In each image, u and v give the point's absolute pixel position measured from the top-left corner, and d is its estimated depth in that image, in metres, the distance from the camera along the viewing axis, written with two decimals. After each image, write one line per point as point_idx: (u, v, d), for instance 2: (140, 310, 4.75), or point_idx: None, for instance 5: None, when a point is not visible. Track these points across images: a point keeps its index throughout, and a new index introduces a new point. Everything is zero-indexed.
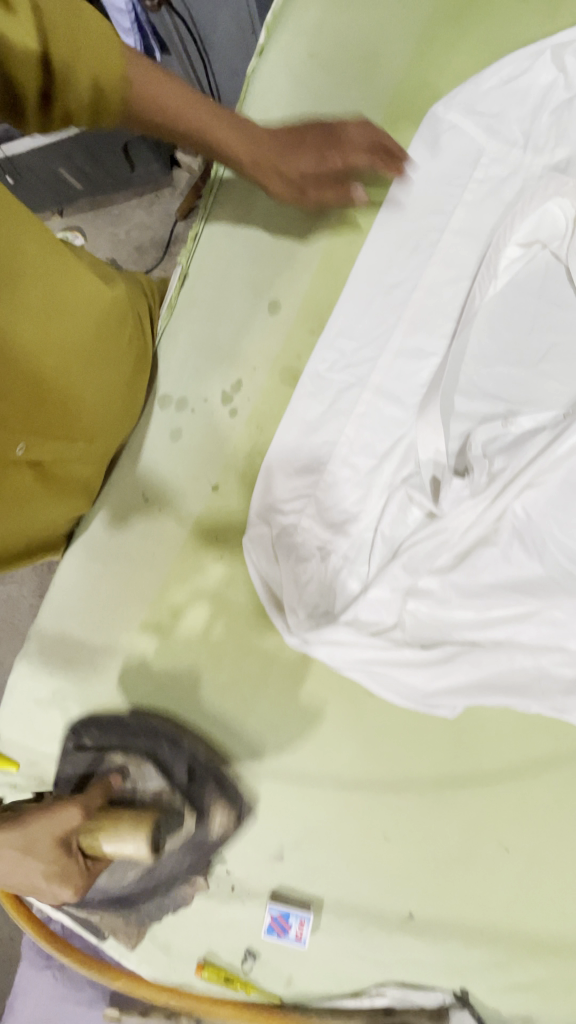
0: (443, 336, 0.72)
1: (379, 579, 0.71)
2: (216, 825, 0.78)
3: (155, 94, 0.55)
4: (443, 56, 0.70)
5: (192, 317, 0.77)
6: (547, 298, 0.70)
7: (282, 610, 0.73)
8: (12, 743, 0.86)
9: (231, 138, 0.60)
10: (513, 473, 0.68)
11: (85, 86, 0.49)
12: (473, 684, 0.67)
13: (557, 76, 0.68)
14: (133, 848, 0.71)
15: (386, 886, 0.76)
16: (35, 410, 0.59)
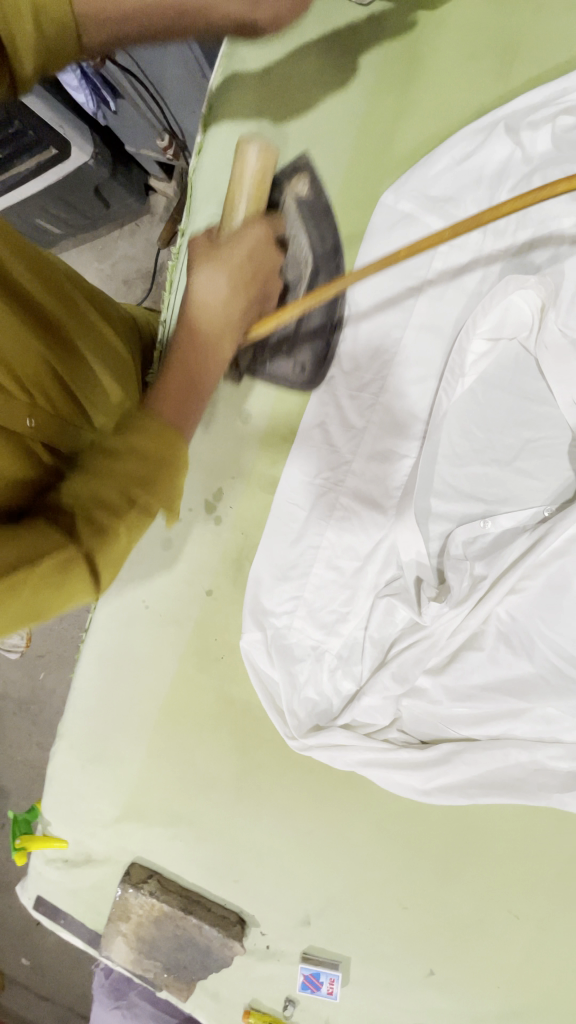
0: (414, 437, 0.71)
1: (370, 687, 0.73)
2: (301, 191, 0.66)
3: None
4: (388, 140, 0.67)
5: None
6: (520, 393, 0.69)
7: (285, 716, 0.77)
8: (61, 823, 0.95)
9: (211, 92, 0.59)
10: (495, 578, 0.69)
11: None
12: (470, 784, 0.70)
13: (513, 151, 0.64)
14: (256, 155, 0.59)
15: (407, 947, 0.81)
16: (30, 369, 0.49)
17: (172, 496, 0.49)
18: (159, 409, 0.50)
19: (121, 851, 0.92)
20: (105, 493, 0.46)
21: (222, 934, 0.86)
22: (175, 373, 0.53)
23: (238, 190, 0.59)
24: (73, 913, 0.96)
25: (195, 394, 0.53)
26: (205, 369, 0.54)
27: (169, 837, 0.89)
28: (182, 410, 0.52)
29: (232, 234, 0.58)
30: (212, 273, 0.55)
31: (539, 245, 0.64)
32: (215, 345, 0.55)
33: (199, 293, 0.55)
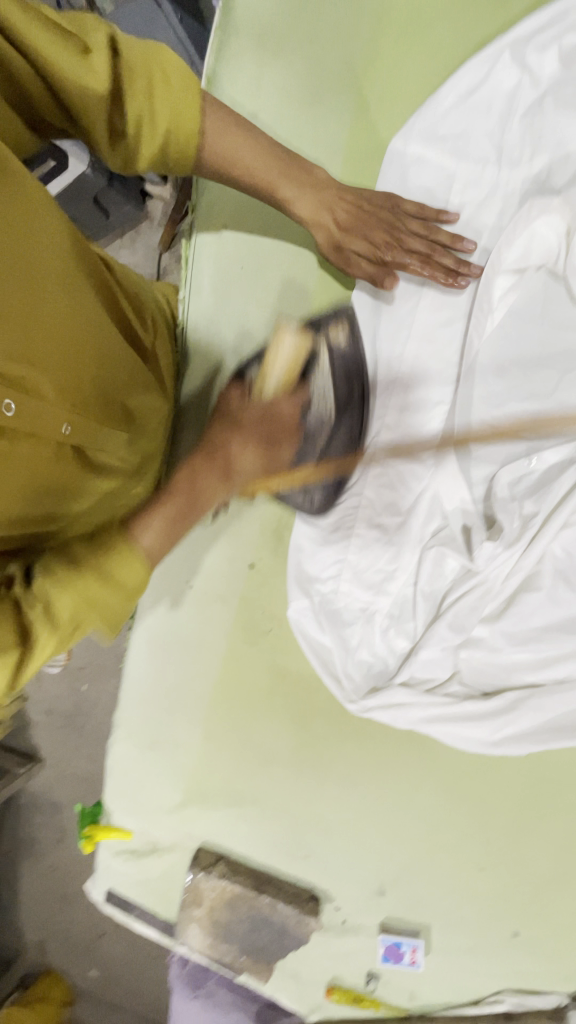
0: (447, 383, 0.70)
1: (427, 640, 0.71)
2: (338, 336, 0.65)
3: (230, 151, 0.56)
4: (390, 90, 0.68)
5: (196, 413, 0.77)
6: (551, 323, 0.67)
7: (341, 678, 0.76)
8: (125, 814, 0.95)
9: (294, 196, 0.60)
10: (546, 515, 0.66)
11: (155, 136, 0.53)
12: (539, 729, 0.69)
13: (522, 75, 0.62)
14: (292, 345, 0.56)
15: (488, 908, 0.79)
16: (71, 389, 0.54)
17: (141, 578, 0.53)
18: (138, 537, 0.53)
19: (186, 837, 0.92)
20: (79, 590, 0.51)
21: (297, 910, 0.85)
22: (160, 511, 0.52)
23: (272, 357, 0.56)
24: (144, 905, 0.96)
25: (177, 523, 0.53)
26: (194, 502, 0.52)
27: (234, 818, 0.89)
28: (184, 518, 0.53)
29: (246, 414, 0.52)
30: (230, 437, 0.51)
31: (557, 170, 0.63)
32: (212, 495, 0.52)
33: (222, 429, 0.51)
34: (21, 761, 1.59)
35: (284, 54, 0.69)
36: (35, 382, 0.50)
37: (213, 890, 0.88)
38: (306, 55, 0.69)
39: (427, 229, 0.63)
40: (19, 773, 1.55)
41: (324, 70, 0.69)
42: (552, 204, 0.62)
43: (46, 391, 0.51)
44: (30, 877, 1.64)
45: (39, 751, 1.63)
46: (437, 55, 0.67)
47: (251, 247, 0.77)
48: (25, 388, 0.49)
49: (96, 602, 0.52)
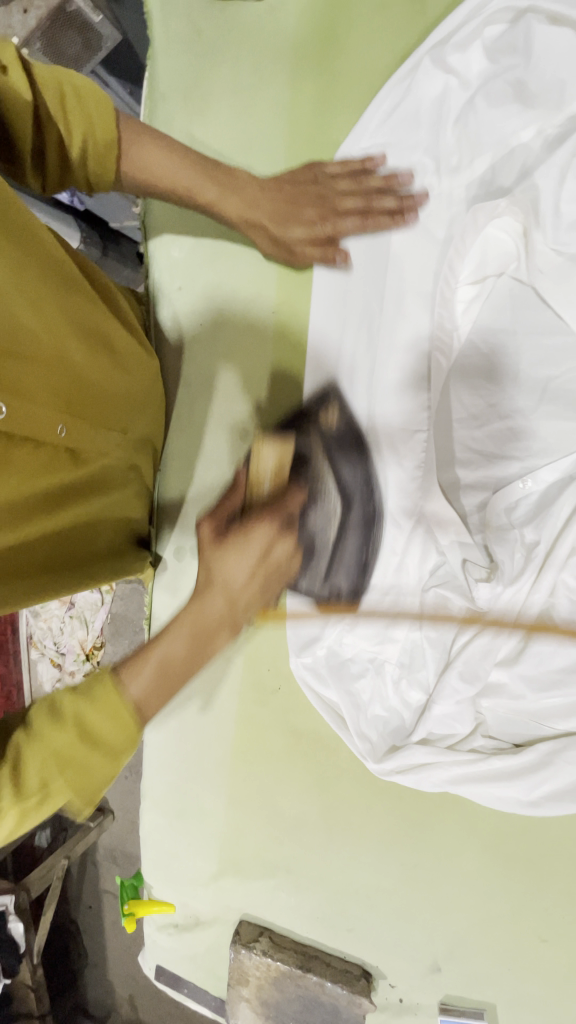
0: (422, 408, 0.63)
1: (440, 693, 0.64)
2: (329, 424, 0.62)
3: (149, 159, 0.51)
4: (321, 122, 0.66)
5: (175, 468, 0.74)
6: (525, 331, 0.62)
7: (355, 740, 0.69)
8: (165, 887, 0.92)
9: (201, 183, 0.53)
10: (550, 541, 0.60)
11: (73, 150, 0.48)
12: None
13: (447, 77, 0.57)
14: (272, 457, 0.56)
15: (558, 987, 0.70)
16: (65, 383, 0.51)
17: (129, 742, 0.46)
18: (126, 686, 0.47)
19: (226, 910, 0.88)
20: (92, 724, 0.45)
21: (347, 991, 0.78)
22: (176, 631, 0.49)
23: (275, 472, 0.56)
24: (195, 981, 0.92)
25: (195, 639, 0.50)
26: (254, 582, 0.52)
27: (271, 889, 0.84)
28: (208, 624, 0.50)
29: (253, 520, 0.52)
30: (253, 528, 0.51)
31: (502, 168, 0.58)
32: (235, 618, 0.52)
33: (221, 551, 0.51)
34: (92, 815, 1.59)
35: (211, 109, 0.69)
36: (26, 386, 0.47)
37: (257, 969, 0.83)
38: (233, 106, 0.69)
39: (359, 182, 0.57)
40: (91, 828, 1.55)
41: (254, 114, 0.68)
42: (498, 206, 0.57)
43: (37, 392, 0.48)
44: (111, 935, 1.65)
45: (109, 805, 1.62)
46: (364, 75, 0.64)
47: (206, 287, 0.72)
48: (15, 389, 0.46)
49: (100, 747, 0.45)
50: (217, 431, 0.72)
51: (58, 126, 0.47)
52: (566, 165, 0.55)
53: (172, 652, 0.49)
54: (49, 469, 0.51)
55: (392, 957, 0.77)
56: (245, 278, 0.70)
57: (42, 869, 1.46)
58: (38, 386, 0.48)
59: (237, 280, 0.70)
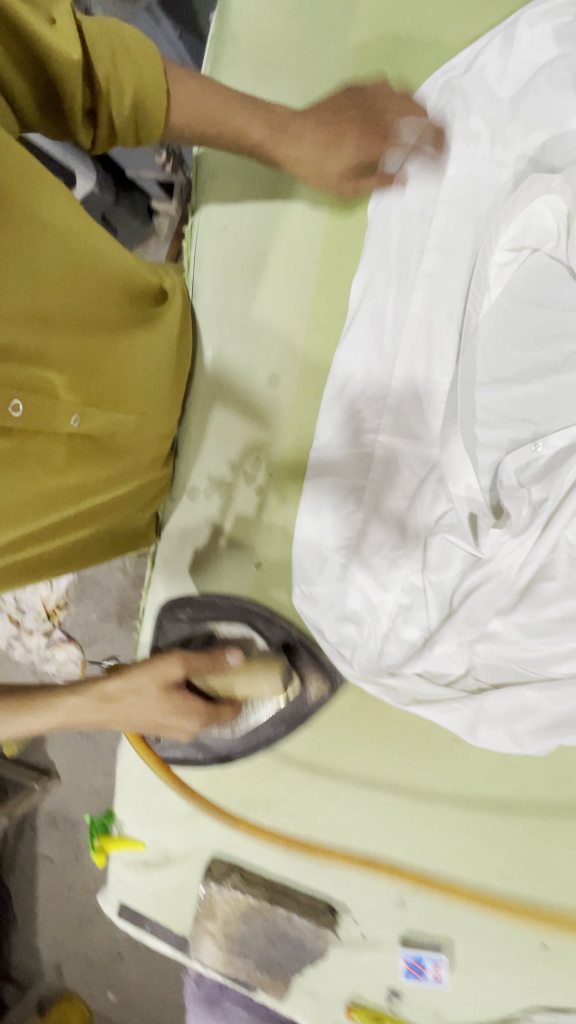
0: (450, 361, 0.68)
1: (442, 634, 0.68)
2: (317, 696, 0.78)
3: (198, 104, 0.58)
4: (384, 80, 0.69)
5: (201, 410, 0.80)
6: (556, 305, 0.66)
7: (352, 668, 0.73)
8: (137, 825, 0.93)
9: (247, 123, 0.60)
10: (557, 501, 0.64)
11: (126, 103, 0.54)
12: (557, 721, 0.65)
13: (508, 56, 0.63)
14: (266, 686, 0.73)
15: (514, 918, 0.75)
16: (84, 380, 0.60)
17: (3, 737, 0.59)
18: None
19: (199, 847, 0.90)
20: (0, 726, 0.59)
21: (314, 923, 0.82)
22: (43, 710, 0.60)
23: (242, 676, 0.71)
24: (157, 919, 0.93)
25: (72, 718, 0.63)
26: (161, 702, 0.65)
27: (245, 828, 0.85)
28: (85, 718, 0.63)
29: (190, 708, 0.66)
30: (181, 713, 0.66)
31: (551, 148, 0.64)
32: (101, 716, 0.63)
33: (123, 678, 0.65)
34: (36, 777, 1.58)
35: (276, 52, 0.72)
36: (49, 383, 0.56)
37: (226, 903, 0.85)
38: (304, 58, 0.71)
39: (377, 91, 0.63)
40: (34, 788, 1.54)
41: (325, 65, 0.71)
42: (550, 184, 0.63)
43: (57, 387, 0.57)
44: (45, 898, 1.62)
45: (55, 767, 1.61)
46: (429, 41, 0.68)
47: (251, 240, 0.76)
48: (33, 386, 0.55)
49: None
50: (243, 374, 0.77)
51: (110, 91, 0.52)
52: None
53: (66, 707, 0.62)
54: (53, 452, 0.61)
55: (357, 892, 0.81)
56: (289, 232, 0.75)
57: None
58: (50, 387, 0.57)
59: (283, 232, 0.75)
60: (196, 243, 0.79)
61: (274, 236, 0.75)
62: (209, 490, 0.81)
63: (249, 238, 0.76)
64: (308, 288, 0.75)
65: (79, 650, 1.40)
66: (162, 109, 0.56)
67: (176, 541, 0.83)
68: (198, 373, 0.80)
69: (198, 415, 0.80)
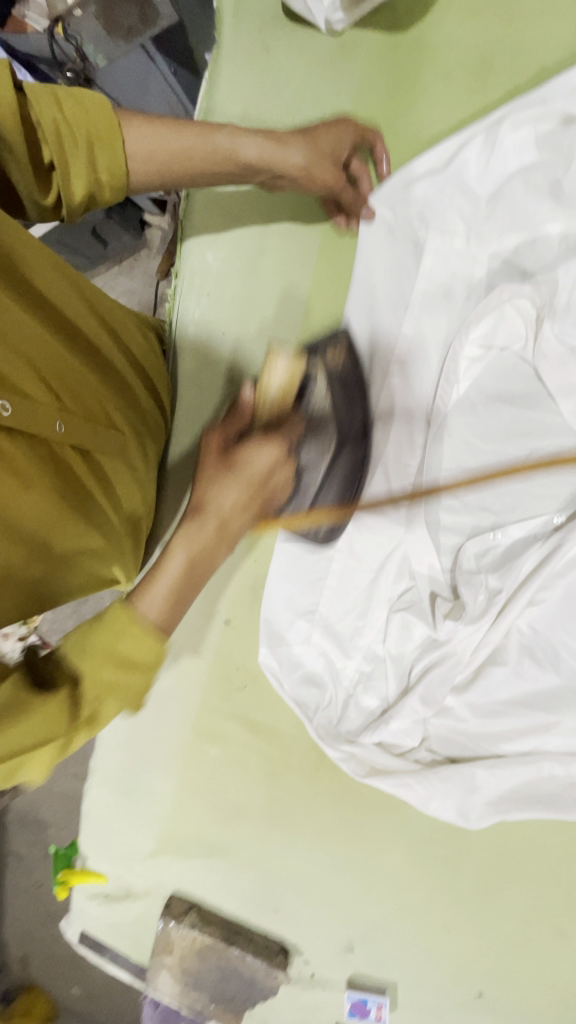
0: (418, 446, 0.71)
1: (398, 712, 0.71)
2: (336, 361, 0.65)
3: (155, 141, 0.56)
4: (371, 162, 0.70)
5: (173, 474, 0.77)
6: (523, 403, 0.68)
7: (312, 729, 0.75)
8: (100, 860, 0.95)
9: (209, 142, 0.59)
10: (511, 590, 0.67)
11: (80, 140, 0.52)
12: (501, 800, 0.68)
13: (492, 155, 0.64)
14: (284, 368, 0.60)
15: (454, 969, 0.80)
16: (57, 379, 0.55)
17: (153, 655, 0.50)
18: (141, 609, 0.52)
19: (159, 885, 0.92)
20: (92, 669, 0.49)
21: (266, 964, 0.85)
22: (167, 565, 0.54)
23: (262, 398, 0.60)
24: (117, 948, 0.96)
25: (198, 564, 0.55)
26: (243, 490, 0.55)
27: (206, 867, 0.89)
28: (201, 565, 0.55)
29: (252, 444, 0.55)
30: (256, 453, 0.55)
31: (525, 251, 0.66)
32: (216, 535, 0.55)
33: (197, 487, 0.56)
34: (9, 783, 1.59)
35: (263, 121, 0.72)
36: (22, 384, 0.51)
37: (184, 941, 0.88)
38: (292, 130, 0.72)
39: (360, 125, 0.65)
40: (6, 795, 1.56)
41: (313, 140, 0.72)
42: (523, 288, 0.65)
43: (29, 387, 0.52)
44: (12, 901, 1.65)
45: (28, 773, 1.62)
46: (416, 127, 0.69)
47: (235, 310, 0.77)
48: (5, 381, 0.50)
49: (126, 688, 0.50)
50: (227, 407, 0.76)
51: (66, 145, 0.51)
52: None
53: (175, 562, 0.54)
54: (48, 474, 0.53)
55: (307, 936, 0.85)
56: (281, 267, 0.76)
57: None
58: (21, 383, 0.51)
59: (267, 305, 0.76)
60: (179, 284, 0.78)
61: (256, 308, 0.76)
62: None
63: (239, 273, 0.77)
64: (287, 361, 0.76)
65: None
66: (116, 137, 0.54)
67: None
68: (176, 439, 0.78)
69: (182, 450, 0.78)
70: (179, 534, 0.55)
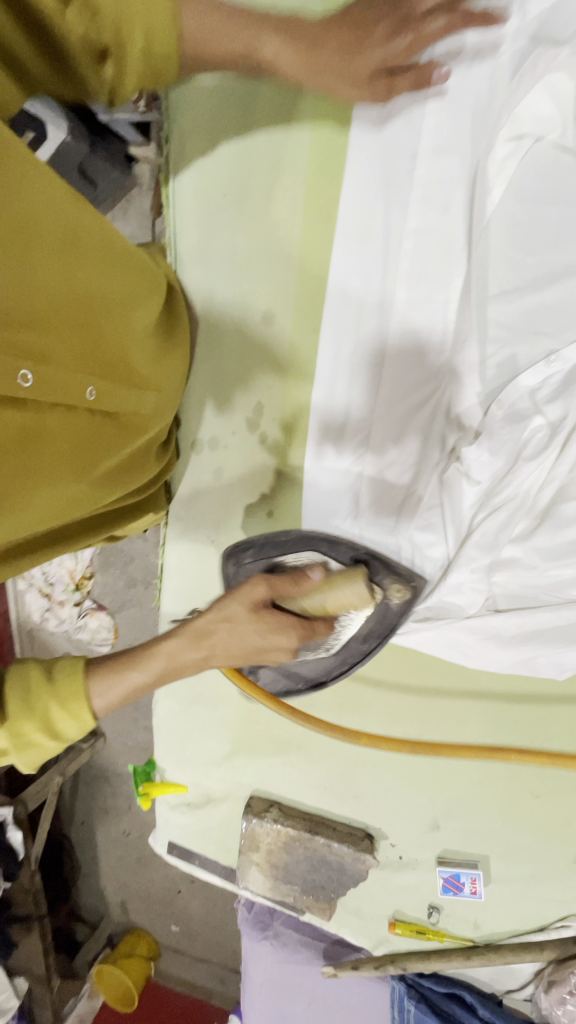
0: (454, 268, 0.63)
1: (457, 564, 0.67)
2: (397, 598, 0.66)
3: (214, 31, 0.48)
4: None
5: (199, 361, 0.78)
6: (567, 202, 0.61)
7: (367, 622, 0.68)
8: (177, 771, 0.96)
9: (265, 33, 0.50)
10: (574, 417, 0.63)
11: (136, 43, 0.44)
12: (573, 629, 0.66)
13: None
14: (360, 590, 0.62)
15: (548, 834, 0.77)
16: (96, 354, 0.56)
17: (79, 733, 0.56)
18: (92, 695, 0.55)
19: (237, 787, 0.93)
20: (52, 704, 0.53)
21: (353, 849, 0.85)
22: (142, 666, 0.56)
23: (331, 594, 0.62)
24: (206, 854, 0.98)
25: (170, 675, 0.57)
26: (253, 649, 0.55)
27: (281, 764, 0.89)
28: (168, 670, 0.57)
29: (294, 624, 0.56)
30: (280, 632, 0.55)
31: (552, 16, 0.57)
32: (199, 663, 0.57)
33: (213, 608, 0.56)
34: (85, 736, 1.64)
35: None
36: (52, 352, 0.50)
37: (268, 837, 0.89)
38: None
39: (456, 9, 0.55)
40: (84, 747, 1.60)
41: None
42: (558, 56, 0.56)
43: (69, 362, 0.52)
44: (105, 845, 1.72)
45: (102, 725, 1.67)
46: None
47: (232, 170, 0.72)
48: (43, 355, 0.49)
49: (29, 751, 0.54)
50: (239, 316, 0.75)
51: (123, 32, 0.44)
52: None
53: (163, 650, 0.57)
54: (70, 429, 0.56)
55: (391, 820, 0.84)
56: (274, 105, 0.70)
57: (37, 783, 1.48)
58: (61, 358, 0.51)
59: (264, 156, 0.71)
60: (173, 166, 0.75)
61: (252, 161, 0.71)
62: (214, 443, 0.80)
63: (226, 168, 0.73)
64: (295, 215, 0.71)
65: (110, 614, 1.43)
66: (175, 43, 0.46)
67: (186, 502, 0.82)
68: (197, 324, 0.77)
69: (204, 334, 0.77)
70: (174, 643, 0.56)
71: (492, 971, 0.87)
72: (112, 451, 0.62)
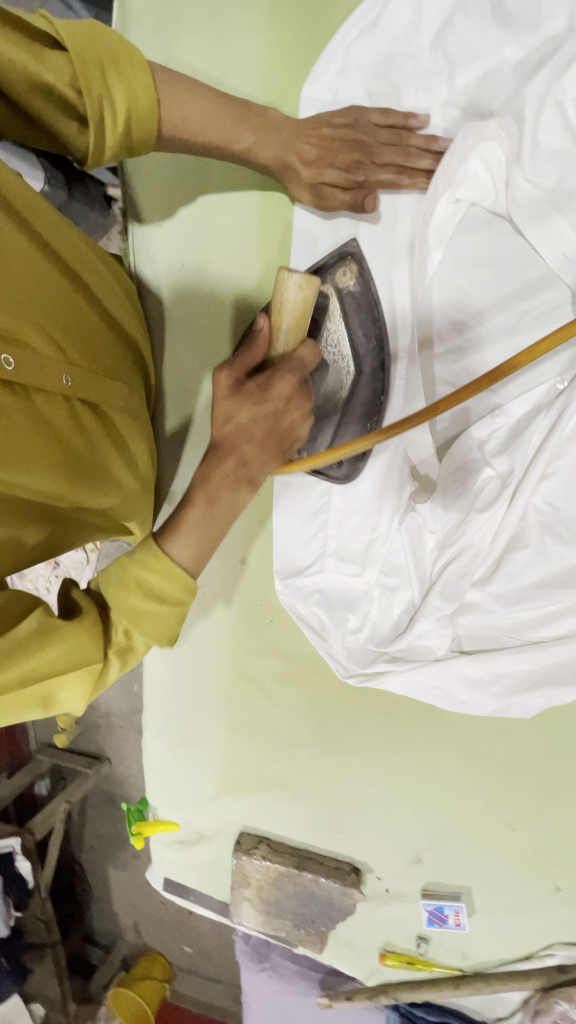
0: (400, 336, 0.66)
1: (421, 613, 0.69)
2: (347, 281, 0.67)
3: (184, 116, 0.56)
4: (307, 42, 0.68)
5: (170, 418, 0.83)
6: (506, 263, 0.63)
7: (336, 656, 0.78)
8: (169, 808, 0.99)
9: (236, 131, 0.59)
10: (523, 467, 0.64)
11: (119, 119, 0.52)
12: (536, 677, 0.68)
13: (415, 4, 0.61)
14: (299, 288, 0.52)
15: (526, 866, 0.79)
16: (67, 342, 0.56)
17: (177, 598, 0.56)
18: (172, 552, 0.57)
19: (227, 824, 0.95)
20: (131, 597, 0.55)
21: (340, 884, 0.87)
22: (192, 513, 0.57)
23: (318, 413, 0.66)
24: (200, 889, 1.00)
25: (234, 497, 0.59)
26: (269, 440, 0.58)
27: (267, 800, 0.91)
28: (223, 508, 0.58)
29: (270, 376, 0.57)
30: (272, 385, 0.56)
31: (482, 90, 0.61)
32: (243, 472, 0.58)
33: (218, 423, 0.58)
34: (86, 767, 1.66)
35: (184, 30, 0.72)
36: (25, 335, 0.51)
37: (258, 872, 0.91)
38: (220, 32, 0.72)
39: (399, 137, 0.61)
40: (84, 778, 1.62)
41: (239, 35, 0.70)
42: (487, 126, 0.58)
43: (41, 348, 0.52)
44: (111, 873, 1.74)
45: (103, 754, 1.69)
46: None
47: (190, 242, 0.78)
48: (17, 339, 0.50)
49: (152, 624, 0.55)
50: (205, 374, 0.80)
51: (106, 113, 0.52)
52: (544, 94, 0.57)
53: (211, 487, 0.58)
54: (59, 424, 0.54)
55: (376, 853, 0.86)
56: (225, 184, 0.76)
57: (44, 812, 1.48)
58: (32, 344, 0.52)
59: (219, 232, 0.77)
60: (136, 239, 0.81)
61: (207, 235, 0.77)
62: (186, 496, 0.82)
63: (186, 240, 0.79)
64: (249, 283, 0.76)
65: None
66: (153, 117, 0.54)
67: None
68: (165, 384, 0.82)
69: (173, 391, 0.82)
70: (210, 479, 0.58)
71: (483, 1002, 0.88)
72: (105, 453, 0.61)
